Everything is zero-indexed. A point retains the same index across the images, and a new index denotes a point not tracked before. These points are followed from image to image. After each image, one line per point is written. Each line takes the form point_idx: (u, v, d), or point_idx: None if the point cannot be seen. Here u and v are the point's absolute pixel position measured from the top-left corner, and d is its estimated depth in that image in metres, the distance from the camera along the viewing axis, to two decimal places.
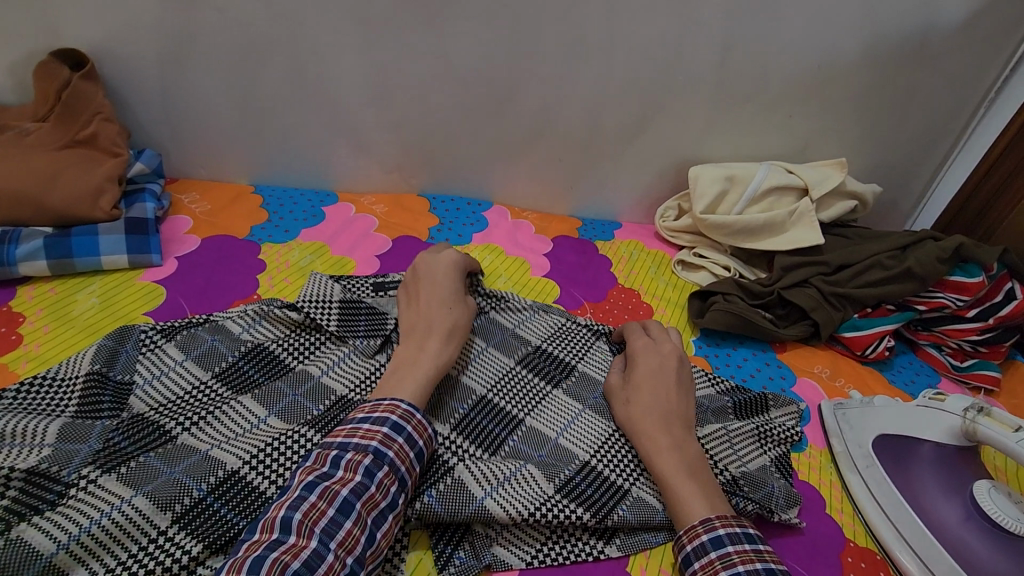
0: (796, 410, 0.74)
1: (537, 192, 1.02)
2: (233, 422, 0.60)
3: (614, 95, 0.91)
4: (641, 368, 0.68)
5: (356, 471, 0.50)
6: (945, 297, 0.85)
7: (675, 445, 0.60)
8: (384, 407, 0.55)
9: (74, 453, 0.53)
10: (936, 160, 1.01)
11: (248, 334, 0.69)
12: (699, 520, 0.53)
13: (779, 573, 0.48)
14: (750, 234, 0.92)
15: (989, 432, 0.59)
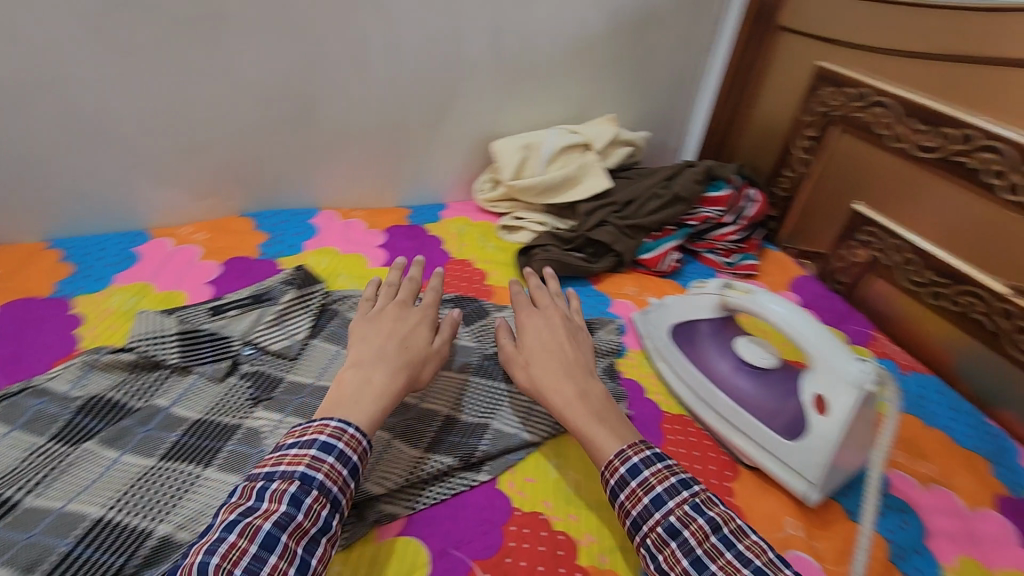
0: (616, 326, 0.90)
1: (361, 190, 1.07)
2: (83, 473, 0.59)
3: (409, 88, 0.99)
4: (531, 336, 0.72)
5: (281, 502, 0.49)
6: (708, 211, 1.07)
7: (580, 389, 0.64)
8: (314, 428, 0.54)
9: None
10: (684, 102, 1.24)
11: (81, 388, 0.67)
12: (614, 454, 0.58)
13: (690, 481, 0.55)
14: (554, 191, 1.05)
15: (735, 301, 0.74)
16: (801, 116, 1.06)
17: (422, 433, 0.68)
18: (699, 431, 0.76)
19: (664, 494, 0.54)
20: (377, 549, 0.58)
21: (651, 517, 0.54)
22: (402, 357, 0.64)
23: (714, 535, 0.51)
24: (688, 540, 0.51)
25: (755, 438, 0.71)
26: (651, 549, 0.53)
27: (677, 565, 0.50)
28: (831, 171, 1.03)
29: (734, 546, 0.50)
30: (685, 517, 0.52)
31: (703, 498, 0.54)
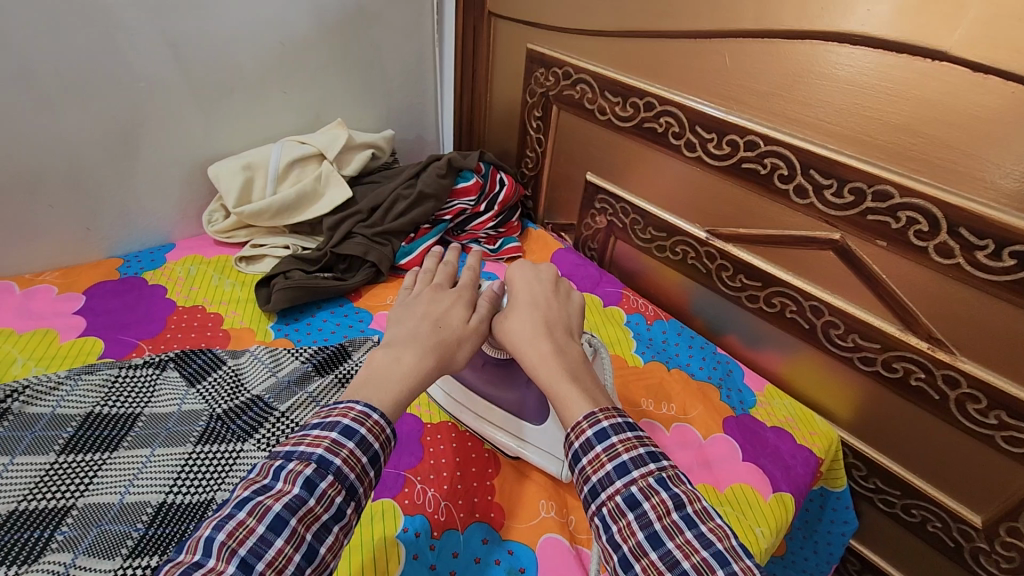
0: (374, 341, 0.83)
1: (50, 245, 0.90)
2: None
3: (73, 120, 0.84)
4: (523, 290, 0.67)
5: (295, 483, 0.45)
6: (460, 202, 1.07)
7: (556, 349, 0.60)
8: (338, 410, 0.50)
9: None
10: (429, 95, 1.22)
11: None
12: (584, 416, 0.54)
13: (659, 456, 0.51)
14: (291, 210, 0.97)
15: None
16: (525, 99, 1.10)
17: (120, 539, 0.57)
18: (461, 432, 0.75)
19: (630, 463, 0.50)
20: None
21: (611, 486, 0.50)
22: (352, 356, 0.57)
23: (677, 511, 0.47)
24: (648, 513, 0.47)
25: (513, 431, 0.71)
26: (606, 518, 0.49)
27: (631, 538, 0.47)
28: (561, 148, 1.08)
29: (695, 525, 0.46)
30: (647, 488, 0.48)
31: (670, 473, 0.50)
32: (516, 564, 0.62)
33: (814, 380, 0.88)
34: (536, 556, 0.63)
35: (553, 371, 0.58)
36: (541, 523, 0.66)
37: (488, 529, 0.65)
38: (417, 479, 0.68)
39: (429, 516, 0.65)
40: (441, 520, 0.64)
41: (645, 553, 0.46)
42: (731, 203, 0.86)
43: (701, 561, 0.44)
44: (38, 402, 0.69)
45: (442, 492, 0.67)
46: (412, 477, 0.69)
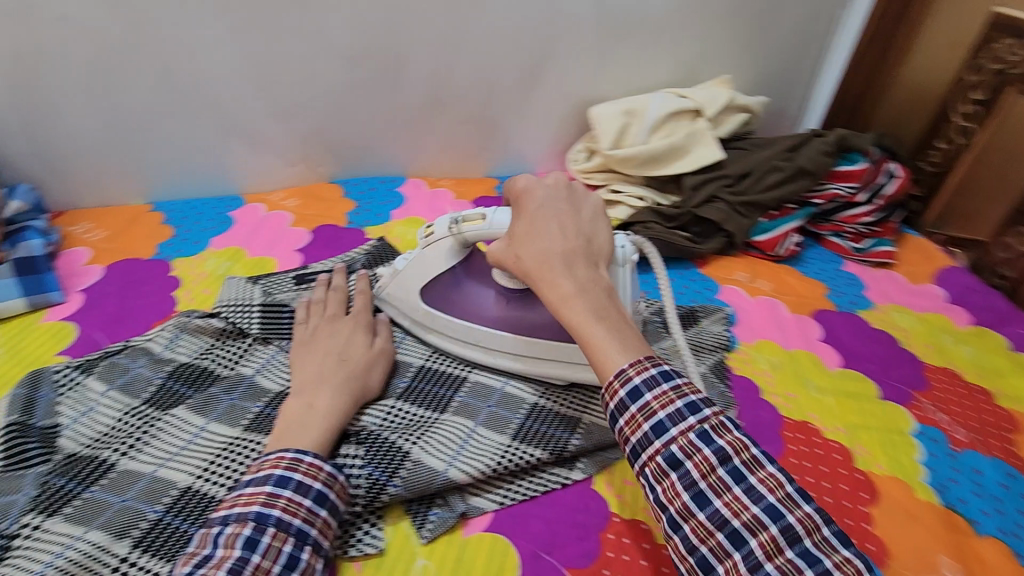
0: (724, 315, 0.80)
1: (448, 158, 1.02)
2: (175, 438, 0.58)
3: (498, 48, 0.90)
4: (533, 224, 0.57)
5: (234, 546, 0.44)
6: (837, 187, 0.93)
7: (576, 286, 0.52)
8: (268, 463, 0.50)
9: (12, 504, 0.51)
10: (814, 60, 1.07)
11: (172, 352, 0.67)
12: (614, 374, 0.47)
13: (699, 406, 0.46)
14: (656, 162, 0.95)
15: (471, 232, 0.63)
16: (964, 77, 0.94)
17: (507, 422, 0.62)
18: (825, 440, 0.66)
19: (666, 421, 0.45)
20: (464, 543, 0.53)
21: (650, 446, 0.45)
22: (342, 371, 0.60)
23: (722, 467, 0.43)
24: (690, 473, 0.44)
25: (563, 359, 0.65)
26: (649, 480, 0.45)
27: (676, 500, 0.44)
28: (1001, 144, 0.93)
29: (744, 480, 0.43)
30: (687, 447, 0.44)
31: (713, 424, 0.45)
32: None
33: None
34: None
35: (591, 296, 0.51)
36: None
37: None
38: None
39: None
40: None
41: (692, 513, 0.43)
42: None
43: (752, 518, 0.42)
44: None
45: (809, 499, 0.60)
46: None
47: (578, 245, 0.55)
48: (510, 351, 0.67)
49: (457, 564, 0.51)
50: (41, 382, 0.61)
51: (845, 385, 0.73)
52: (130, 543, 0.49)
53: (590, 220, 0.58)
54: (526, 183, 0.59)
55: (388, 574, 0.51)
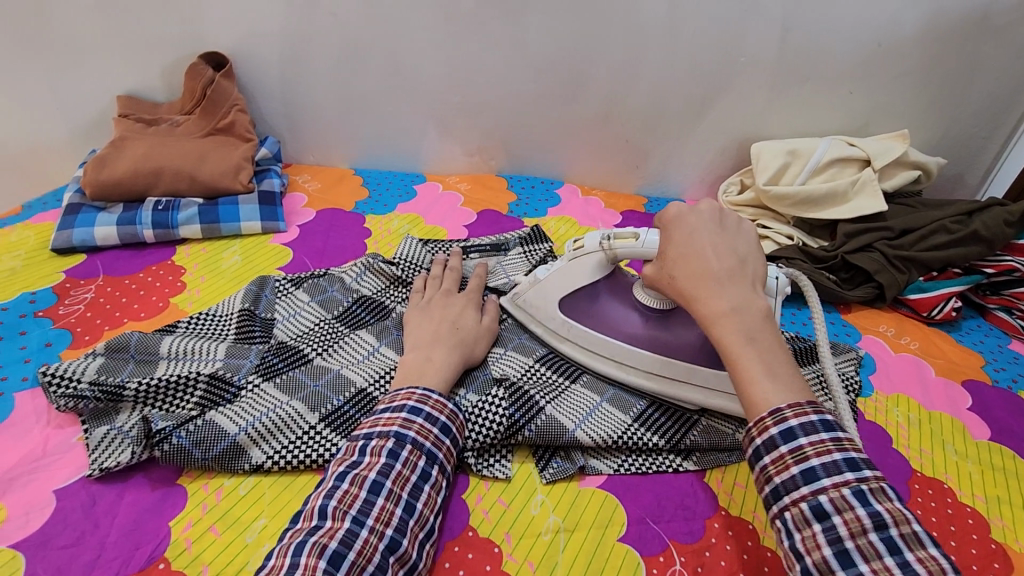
0: (858, 357, 0.79)
1: (605, 170, 1.10)
2: (356, 351, 0.69)
3: (678, 77, 0.97)
4: (679, 249, 0.54)
5: (380, 455, 0.51)
6: (1015, 261, 0.87)
7: (732, 304, 0.49)
8: (400, 396, 0.56)
9: (240, 365, 0.65)
10: (1005, 130, 1.02)
11: (358, 284, 0.79)
12: (767, 411, 0.44)
13: (860, 464, 0.42)
14: (813, 204, 0.95)
15: (624, 249, 0.64)
16: None
17: (631, 404, 0.67)
18: (958, 503, 0.63)
19: (819, 469, 0.42)
20: (578, 493, 0.59)
21: (796, 492, 0.42)
22: (453, 337, 0.65)
23: (876, 533, 0.39)
24: (838, 529, 0.40)
25: (697, 385, 0.65)
26: (787, 524, 0.42)
27: (816, 552, 0.40)
28: None
29: (900, 553, 0.39)
30: (840, 501, 0.41)
31: (873, 487, 0.41)
32: None
33: None
34: None
35: (744, 318, 0.48)
36: None
37: None
38: None
39: None
40: None
41: (831, 571, 0.39)
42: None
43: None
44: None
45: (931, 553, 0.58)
46: None
47: (732, 267, 0.52)
48: (654, 370, 0.67)
49: (570, 508, 0.57)
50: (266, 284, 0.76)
51: (987, 456, 0.69)
52: (317, 416, 0.61)
53: (743, 240, 0.54)
54: (679, 210, 0.56)
55: (511, 498, 0.58)
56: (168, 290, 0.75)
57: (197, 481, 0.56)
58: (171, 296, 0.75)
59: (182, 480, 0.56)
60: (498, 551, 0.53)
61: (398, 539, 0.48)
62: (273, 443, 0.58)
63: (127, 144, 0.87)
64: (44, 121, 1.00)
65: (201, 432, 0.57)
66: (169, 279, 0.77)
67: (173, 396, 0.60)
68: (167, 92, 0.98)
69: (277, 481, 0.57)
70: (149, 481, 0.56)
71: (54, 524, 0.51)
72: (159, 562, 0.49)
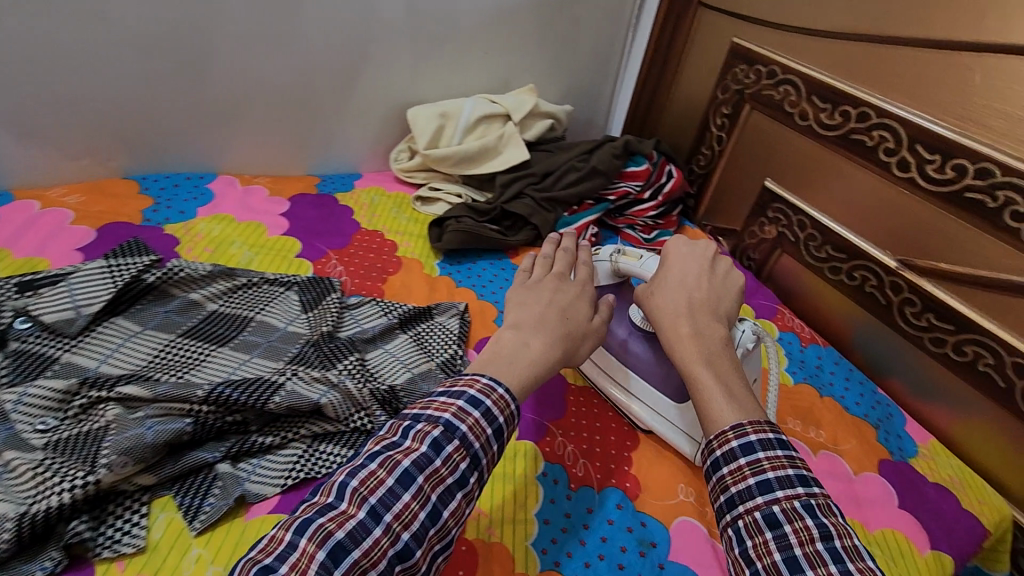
0: (461, 309, 0.81)
1: (266, 156, 1.00)
2: None
3: (311, 48, 0.93)
4: (675, 267, 0.65)
5: (422, 442, 0.47)
6: (626, 186, 1.06)
7: (694, 329, 0.58)
8: (464, 380, 0.52)
9: None
10: (610, 78, 1.23)
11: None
12: (730, 425, 0.50)
13: (810, 481, 0.47)
14: (471, 161, 1.02)
15: (626, 266, 0.71)
16: (716, 95, 1.08)
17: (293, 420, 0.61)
18: (603, 401, 0.75)
19: (775, 482, 0.46)
20: (244, 529, 0.54)
21: (750, 501, 0.47)
22: (562, 325, 0.61)
23: (822, 543, 0.42)
24: (788, 537, 0.43)
25: (650, 405, 0.70)
26: (740, 532, 0.46)
27: (766, 557, 0.43)
28: (743, 146, 1.04)
29: (843, 562, 0.41)
30: (790, 511, 0.45)
31: (821, 501, 0.45)
32: (646, 537, 0.61)
33: (994, 449, 0.77)
34: (670, 536, 0.61)
35: (706, 342, 0.58)
36: (678, 505, 0.64)
37: (623, 497, 0.64)
38: (558, 434, 0.69)
39: (567, 468, 0.66)
40: (578, 475, 0.65)
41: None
42: (925, 225, 0.79)
43: None
44: (196, 291, 0.73)
45: (592, 453, 0.68)
46: (555, 429, 0.70)
47: (707, 297, 0.62)
48: (618, 381, 0.73)
49: (235, 555, 0.52)
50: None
51: None
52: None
53: (725, 282, 0.65)
54: (677, 244, 0.68)
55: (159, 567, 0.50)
56: None
57: None
58: None
59: None
60: None
61: (411, 549, 0.44)
62: None
63: None
64: None
65: None
66: None
67: None
68: None
69: None
70: None
71: None
72: None
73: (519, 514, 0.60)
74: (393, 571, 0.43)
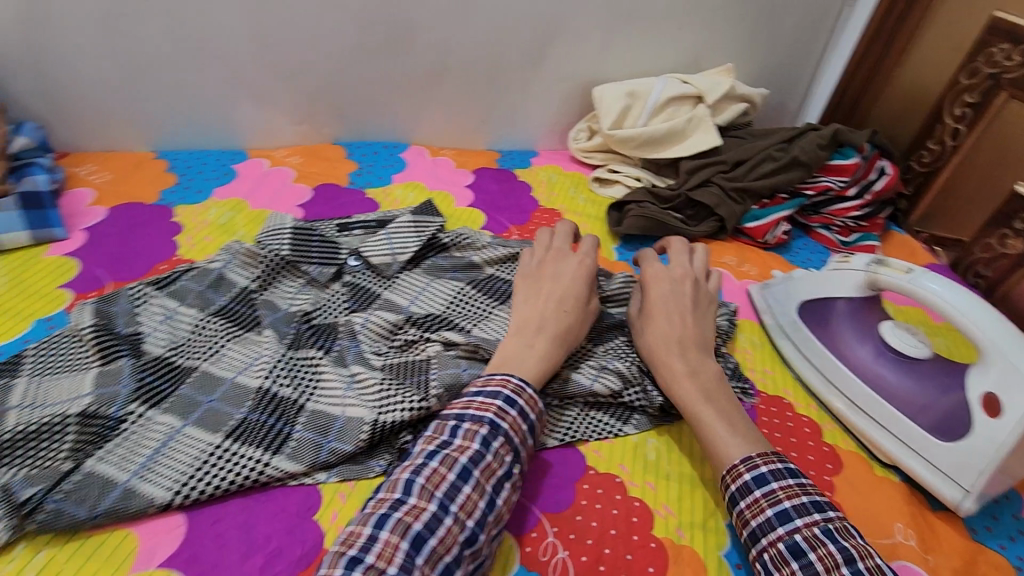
0: (733, 309, 0.78)
1: (453, 128, 1.03)
2: (241, 357, 0.60)
3: (511, 21, 0.93)
4: (658, 302, 0.67)
5: (473, 440, 0.49)
6: (829, 180, 0.95)
7: (688, 367, 0.61)
8: (496, 381, 0.53)
9: (116, 394, 0.54)
10: (813, 59, 1.11)
11: (273, 292, 0.68)
12: (739, 458, 0.52)
13: (825, 505, 0.48)
14: (656, 144, 0.97)
15: (889, 279, 0.66)
16: (958, 80, 0.93)
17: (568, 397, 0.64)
18: (797, 415, 0.69)
19: (792, 511, 0.48)
20: None
21: (772, 533, 0.48)
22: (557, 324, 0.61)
23: (847, 568, 0.43)
24: (815, 565, 0.44)
25: (898, 436, 0.63)
26: (767, 565, 0.47)
27: None
28: (989, 143, 0.90)
29: (803, 556, 0.45)
30: (813, 539, 0.46)
31: (838, 526, 0.47)
32: None
33: None
34: None
35: (701, 378, 0.60)
36: (895, 547, 0.56)
37: None
38: None
39: None
40: None
41: None
42: None
43: None
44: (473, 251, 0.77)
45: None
46: None
47: (692, 331, 0.64)
48: (860, 405, 0.67)
49: None
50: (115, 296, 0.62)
51: None
52: (220, 438, 0.54)
53: (700, 312, 0.67)
54: (655, 270, 0.71)
55: None
56: None
57: None
58: None
59: None
60: None
61: (476, 534, 0.46)
62: (172, 475, 0.51)
63: None
64: None
65: (82, 489, 0.49)
66: None
67: (37, 446, 0.50)
68: None
69: (77, 552, 0.47)
70: None
71: None
72: None
73: (709, 521, 0.56)
74: (462, 556, 0.45)
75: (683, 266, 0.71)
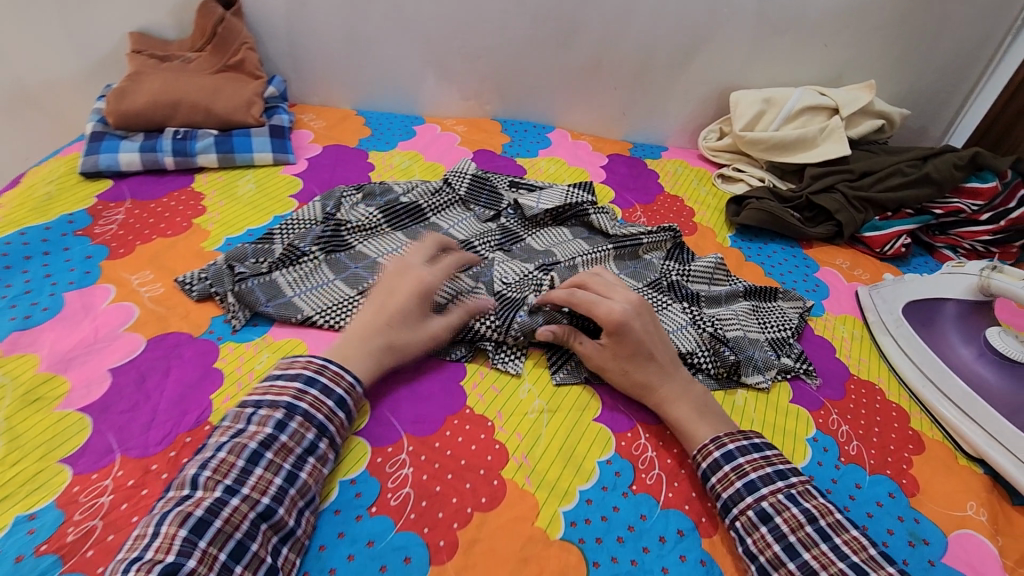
0: (805, 304, 0.83)
1: (594, 117, 1.17)
2: (388, 245, 0.79)
3: (665, 26, 1.05)
4: (634, 344, 0.62)
5: (265, 426, 0.50)
6: (961, 202, 0.96)
7: (681, 390, 0.62)
8: (296, 364, 0.54)
9: (304, 236, 0.77)
10: (965, 86, 1.12)
11: (441, 215, 0.87)
12: (710, 439, 0.58)
13: (788, 474, 0.55)
14: (784, 149, 1.03)
15: (1002, 285, 0.70)
16: None
17: None
18: (887, 400, 0.73)
19: (758, 482, 0.54)
20: (558, 387, 0.67)
21: (741, 502, 0.54)
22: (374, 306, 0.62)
23: (810, 526, 0.51)
24: (781, 528, 0.51)
25: (987, 430, 0.67)
26: (740, 532, 0.53)
27: (767, 550, 0.51)
28: None
29: (830, 539, 0.50)
30: (778, 504, 0.53)
31: (800, 490, 0.54)
32: (919, 532, 0.59)
33: None
34: (947, 541, 0.59)
35: (693, 396, 0.62)
36: (964, 519, 0.61)
37: (897, 489, 0.63)
38: (835, 411, 0.70)
39: (839, 443, 0.67)
40: (851, 453, 0.66)
41: (782, 563, 0.50)
42: None
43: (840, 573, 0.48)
44: (603, 218, 0.88)
45: (870, 444, 0.67)
46: (831, 406, 0.71)
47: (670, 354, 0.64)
48: (954, 400, 0.71)
49: (553, 400, 0.65)
50: (332, 195, 0.85)
51: None
52: (356, 291, 0.71)
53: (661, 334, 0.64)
54: (626, 313, 0.62)
55: (503, 386, 0.66)
56: (191, 212, 0.82)
57: (231, 366, 0.63)
58: (193, 218, 0.81)
59: (219, 364, 0.63)
60: (492, 424, 0.62)
61: (272, 508, 0.48)
62: (318, 302, 0.70)
63: (144, 78, 0.92)
64: (51, 53, 1.02)
65: (269, 289, 0.70)
66: (190, 203, 0.83)
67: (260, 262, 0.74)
68: (177, 30, 1.02)
69: None
70: (195, 351, 0.64)
71: (112, 394, 0.59)
72: (205, 424, 0.57)
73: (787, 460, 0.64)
74: (258, 529, 0.46)
75: (628, 292, 0.65)
